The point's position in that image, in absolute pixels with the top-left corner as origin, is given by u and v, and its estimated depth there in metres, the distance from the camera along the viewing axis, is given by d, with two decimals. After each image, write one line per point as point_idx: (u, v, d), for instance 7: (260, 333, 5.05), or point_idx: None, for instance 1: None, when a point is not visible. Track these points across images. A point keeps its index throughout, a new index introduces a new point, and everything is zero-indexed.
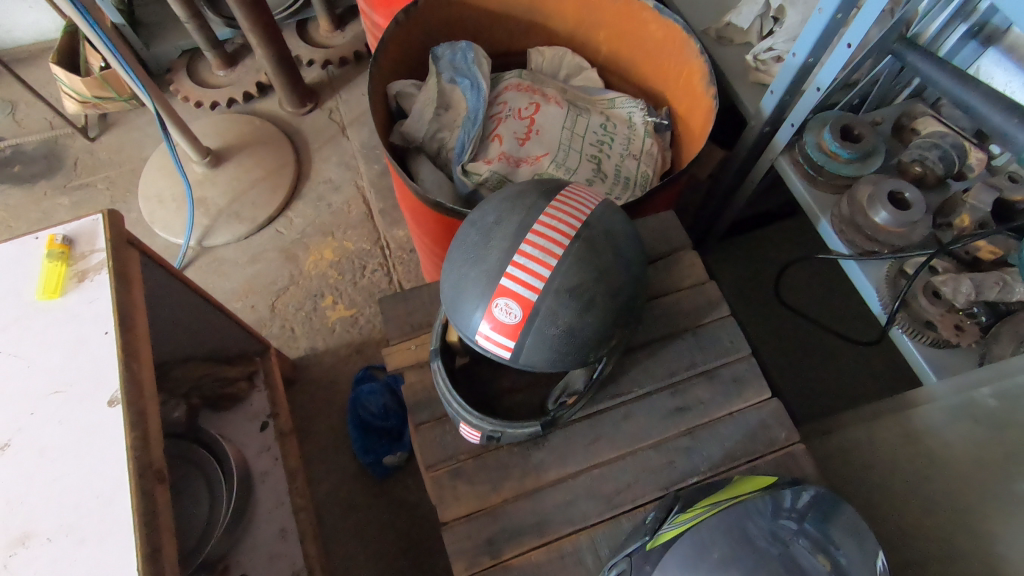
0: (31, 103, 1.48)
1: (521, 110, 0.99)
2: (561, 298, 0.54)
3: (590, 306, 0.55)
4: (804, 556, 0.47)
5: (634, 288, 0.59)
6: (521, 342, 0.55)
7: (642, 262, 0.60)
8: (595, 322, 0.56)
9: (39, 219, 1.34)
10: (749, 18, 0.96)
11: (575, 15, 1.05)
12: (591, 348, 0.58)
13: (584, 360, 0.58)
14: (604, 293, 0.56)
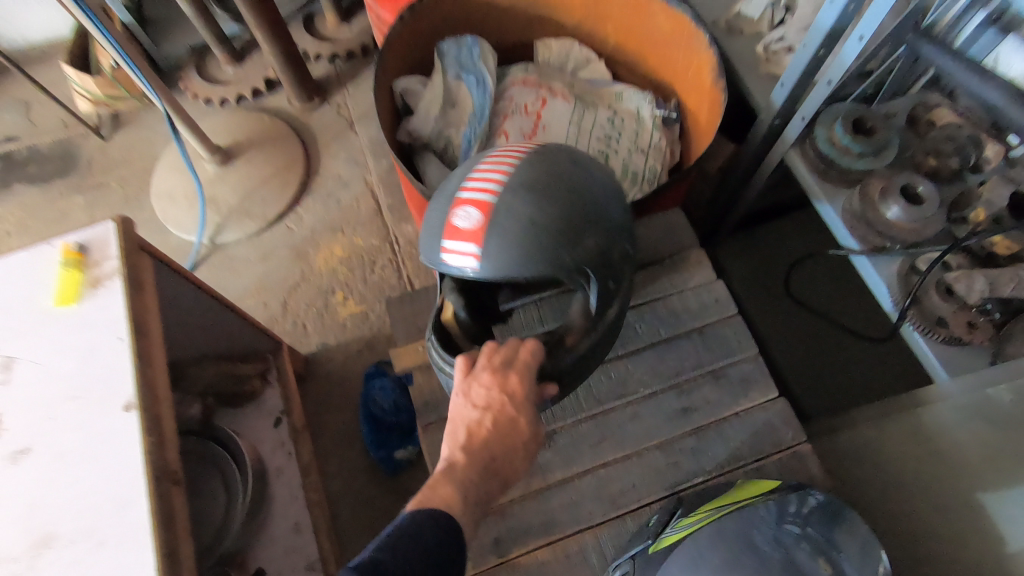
0: (45, 103, 1.50)
1: (527, 105, 1.00)
2: (517, 192, 0.59)
3: (551, 201, 0.59)
4: (805, 560, 0.50)
5: (601, 210, 0.62)
6: (490, 233, 0.57)
7: (616, 208, 0.64)
8: (558, 211, 0.59)
9: (56, 217, 1.37)
10: (760, 7, 0.94)
11: (581, 9, 1.04)
12: (565, 245, 0.58)
13: (564, 257, 0.58)
14: (566, 200, 0.60)
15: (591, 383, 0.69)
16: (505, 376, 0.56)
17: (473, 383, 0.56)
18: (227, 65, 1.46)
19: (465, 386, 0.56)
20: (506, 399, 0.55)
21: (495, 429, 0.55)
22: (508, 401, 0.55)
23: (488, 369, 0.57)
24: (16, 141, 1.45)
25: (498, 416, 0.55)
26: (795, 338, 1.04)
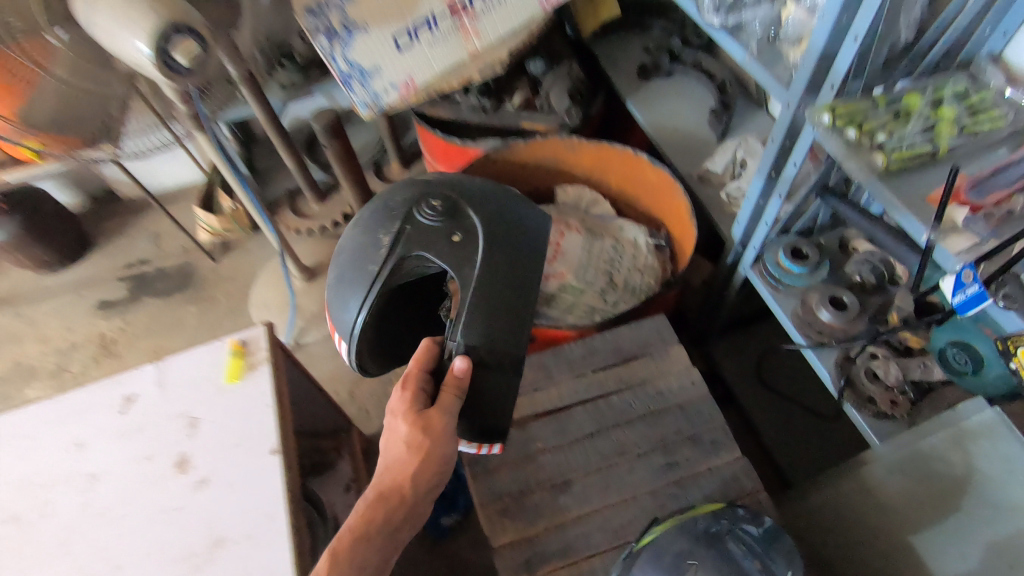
0: (171, 233, 1.91)
1: (548, 237, 1.29)
2: (336, 267, 0.95)
3: (348, 255, 0.93)
4: (732, 542, 0.71)
5: (393, 208, 0.92)
6: (337, 301, 0.92)
7: (399, 197, 0.93)
8: (352, 254, 0.92)
9: (173, 322, 1.70)
10: (722, 163, 1.28)
11: (589, 165, 1.37)
12: (367, 260, 0.89)
13: (376, 265, 0.88)
14: (361, 238, 0.93)
15: (596, 442, 0.92)
16: (399, 399, 0.78)
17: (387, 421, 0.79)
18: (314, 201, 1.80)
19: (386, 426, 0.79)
20: (390, 425, 0.76)
21: (390, 452, 0.76)
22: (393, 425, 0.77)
23: (393, 396, 0.79)
24: (147, 262, 1.83)
25: (387, 442, 0.76)
26: (778, 421, 1.24)
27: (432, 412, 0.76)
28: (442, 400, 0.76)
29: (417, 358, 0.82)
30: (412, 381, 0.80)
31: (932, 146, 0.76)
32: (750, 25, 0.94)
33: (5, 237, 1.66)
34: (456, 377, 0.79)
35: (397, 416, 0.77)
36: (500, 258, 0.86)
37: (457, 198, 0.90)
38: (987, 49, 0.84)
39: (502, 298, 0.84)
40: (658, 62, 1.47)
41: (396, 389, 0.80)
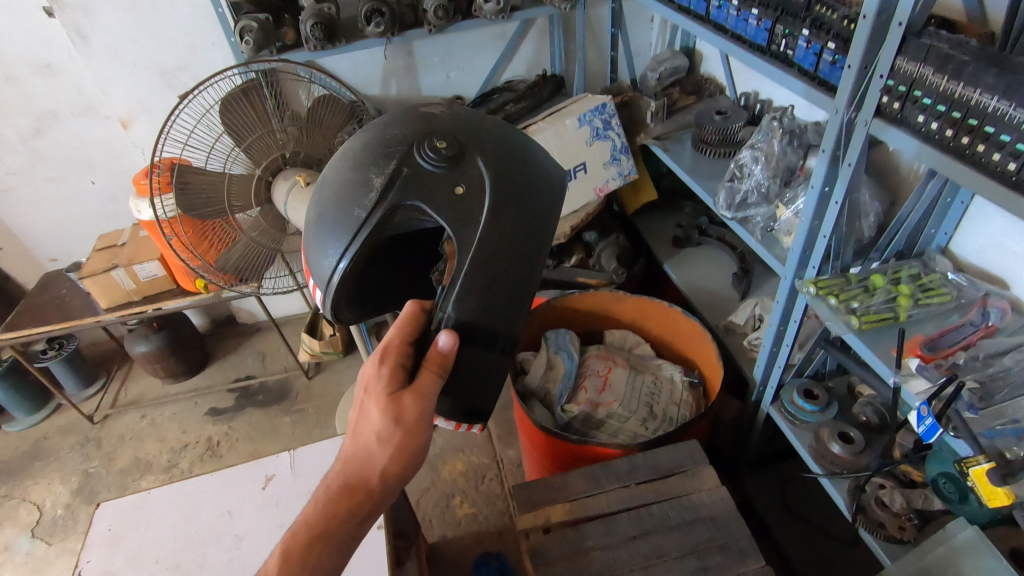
0: (275, 353, 2.27)
1: (599, 370, 1.56)
2: (317, 206, 0.80)
3: (334, 190, 0.79)
4: None
5: (384, 143, 0.77)
6: (317, 249, 0.79)
7: (400, 128, 0.78)
8: (337, 190, 0.78)
9: (270, 429, 1.98)
10: (743, 317, 1.56)
11: (633, 314, 1.67)
12: (355, 202, 0.75)
13: (365, 209, 0.74)
14: (351, 172, 0.78)
15: (638, 544, 1.09)
16: (380, 376, 0.75)
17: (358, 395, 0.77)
18: None
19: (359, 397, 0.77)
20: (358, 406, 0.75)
21: (358, 431, 0.74)
22: (362, 404, 0.75)
23: (371, 369, 0.76)
24: (253, 377, 2.17)
25: (355, 423, 0.75)
26: (809, 552, 1.38)
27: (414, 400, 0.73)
28: (420, 382, 0.74)
29: (399, 327, 0.78)
30: (392, 357, 0.76)
31: (895, 311, 1.02)
32: (754, 219, 1.29)
33: (151, 350, 2.05)
34: (441, 360, 0.75)
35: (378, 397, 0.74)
36: (500, 217, 0.75)
37: (465, 144, 0.77)
38: (935, 244, 1.15)
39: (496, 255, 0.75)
40: (689, 235, 1.84)
41: (375, 361, 0.76)
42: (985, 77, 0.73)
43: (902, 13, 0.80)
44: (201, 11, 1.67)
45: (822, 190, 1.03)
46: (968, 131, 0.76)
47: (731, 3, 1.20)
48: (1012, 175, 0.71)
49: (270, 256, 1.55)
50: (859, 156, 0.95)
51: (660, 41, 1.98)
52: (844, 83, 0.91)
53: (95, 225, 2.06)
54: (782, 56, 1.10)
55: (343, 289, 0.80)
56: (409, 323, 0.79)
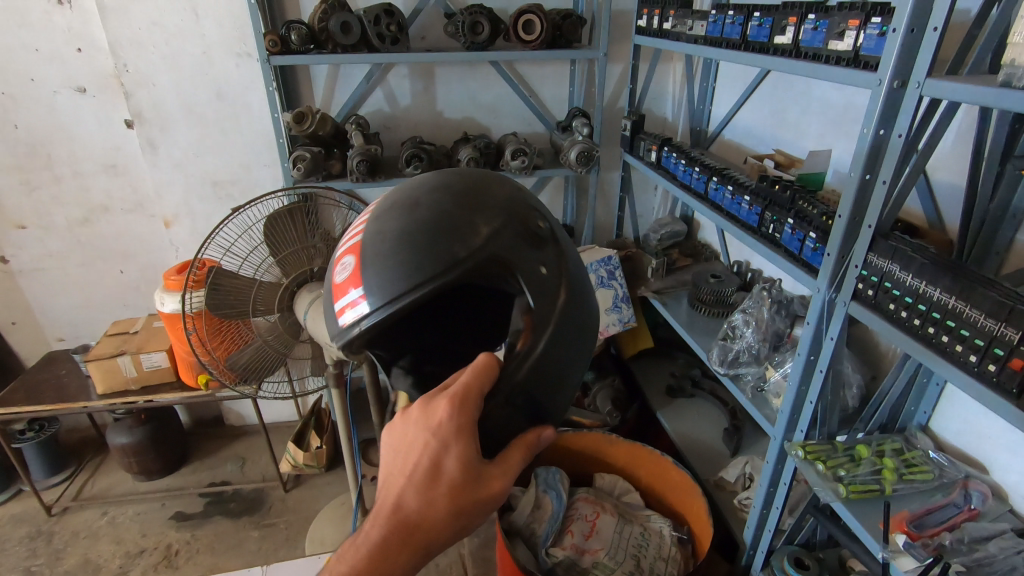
0: (256, 459, 2.21)
1: (586, 514, 1.53)
2: (379, 221, 0.51)
3: (419, 232, 0.49)
4: None
5: (478, 185, 0.53)
6: (357, 273, 0.49)
7: (500, 188, 0.54)
8: (419, 224, 0.49)
9: (235, 543, 1.87)
10: (734, 474, 1.56)
11: (624, 459, 1.68)
12: (447, 242, 0.48)
13: (442, 258, 0.48)
14: (431, 207, 0.50)
15: None
16: (430, 421, 0.51)
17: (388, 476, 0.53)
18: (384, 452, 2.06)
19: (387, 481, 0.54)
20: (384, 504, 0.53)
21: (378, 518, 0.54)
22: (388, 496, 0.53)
23: (406, 422, 0.52)
24: (229, 483, 2.09)
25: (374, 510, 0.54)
26: None
27: (497, 474, 0.52)
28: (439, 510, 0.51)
29: (473, 371, 0.51)
30: (471, 405, 0.50)
31: (880, 484, 1.06)
32: (745, 377, 1.36)
33: (131, 442, 2.00)
34: (536, 441, 0.55)
35: (429, 467, 0.51)
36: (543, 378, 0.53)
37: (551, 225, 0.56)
38: (916, 421, 1.21)
39: (540, 395, 0.54)
40: (683, 385, 1.90)
41: (444, 397, 0.50)
42: (941, 279, 0.85)
43: (872, 217, 0.95)
44: (262, 138, 1.90)
45: (808, 358, 1.11)
46: (932, 323, 0.86)
47: (726, 188, 1.39)
48: (974, 366, 0.80)
49: (277, 361, 1.59)
50: (841, 331, 1.04)
51: (663, 207, 2.21)
52: (824, 267, 1.04)
53: (111, 311, 2.14)
54: (770, 237, 1.26)
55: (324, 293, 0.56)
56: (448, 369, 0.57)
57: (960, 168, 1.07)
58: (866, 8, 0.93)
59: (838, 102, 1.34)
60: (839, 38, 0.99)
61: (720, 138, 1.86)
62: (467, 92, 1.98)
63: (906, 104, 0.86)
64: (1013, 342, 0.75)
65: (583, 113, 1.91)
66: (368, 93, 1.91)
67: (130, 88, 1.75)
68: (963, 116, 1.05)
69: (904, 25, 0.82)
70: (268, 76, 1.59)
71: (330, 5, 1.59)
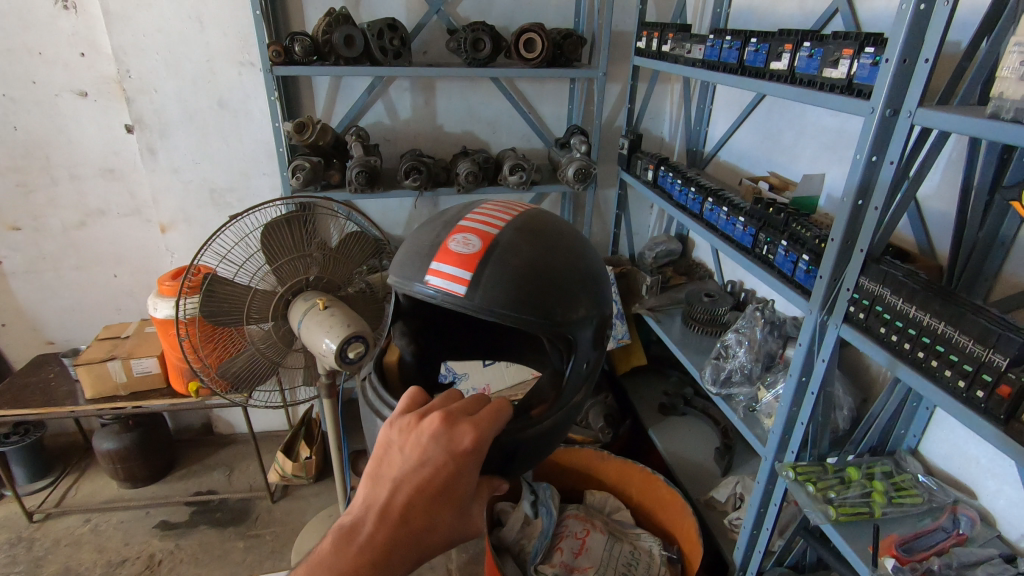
0: (244, 469, 2.18)
1: (576, 532, 1.53)
2: (519, 241, 0.67)
3: (540, 279, 0.65)
4: None
5: (595, 276, 0.71)
6: (484, 267, 0.64)
7: (603, 292, 0.73)
8: (548, 277, 0.65)
9: (219, 554, 1.84)
10: (724, 495, 1.56)
11: (614, 476, 1.67)
12: (561, 303, 0.66)
13: (554, 308, 0.65)
14: (564, 270, 0.68)
15: None
16: (453, 444, 0.58)
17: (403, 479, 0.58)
18: None
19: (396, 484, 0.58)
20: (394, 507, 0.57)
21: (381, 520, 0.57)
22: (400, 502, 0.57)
23: (426, 435, 0.58)
24: (215, 492, 2.07)
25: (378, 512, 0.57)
26: None
27: (480, 509, 0.61)
28: (450, 517, 0.58)
29: (494, 408, 0.61)
30: (486, 436, 0.59)
31: (869, 507, 1.06)
32: (737, 397, 1.37)
33: (117, 449, 1.98)
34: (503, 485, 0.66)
35: (443, 486, 0.57)
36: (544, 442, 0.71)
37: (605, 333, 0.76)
38: (906, 444, 1.21)
39: (523, 450, 0.68)
40: (675, 404, 1.90)
41: (470, 428, 0.59)
42: (931, 305, 0.87)
43: (863, 241, 0.96)
44: (262, 147, 1.91)
45: (799, 379, 1.12)
46: (922, 347, 0.87)
47: (721, 209, 1.41)
48: (962, 391, 0.81)
49: (269, 371, 1.58)
50: (832, 353, 1.05)
51: (658, 226, 2.23)
52: (816, 290, 1.05)
53: (103, 315, 2.12)
54: (764, 259, 1.27)
55: (428, 237, 0.71)
56: (453, 396, 0.64)
57: (950, 196, 1.09)
58: (860, 38, 0.96)
59: (831, 127, 1.36)
60: (833, 66, 1.01)
61: (715, 159, 1.89)
62: (467, 107, 2.00)
63: (897, 132, 0.88)
64: (1001, 368, 0.75)
65: (581, 130, 1.93)
66: (369, 105, 1.93)
67: (131, 94, 1.76)
68: (953, 145, 1.07)
69: (897, 56, 0.84)
70: (270, 85, 1.60)
71: (334, 18, 1.60)
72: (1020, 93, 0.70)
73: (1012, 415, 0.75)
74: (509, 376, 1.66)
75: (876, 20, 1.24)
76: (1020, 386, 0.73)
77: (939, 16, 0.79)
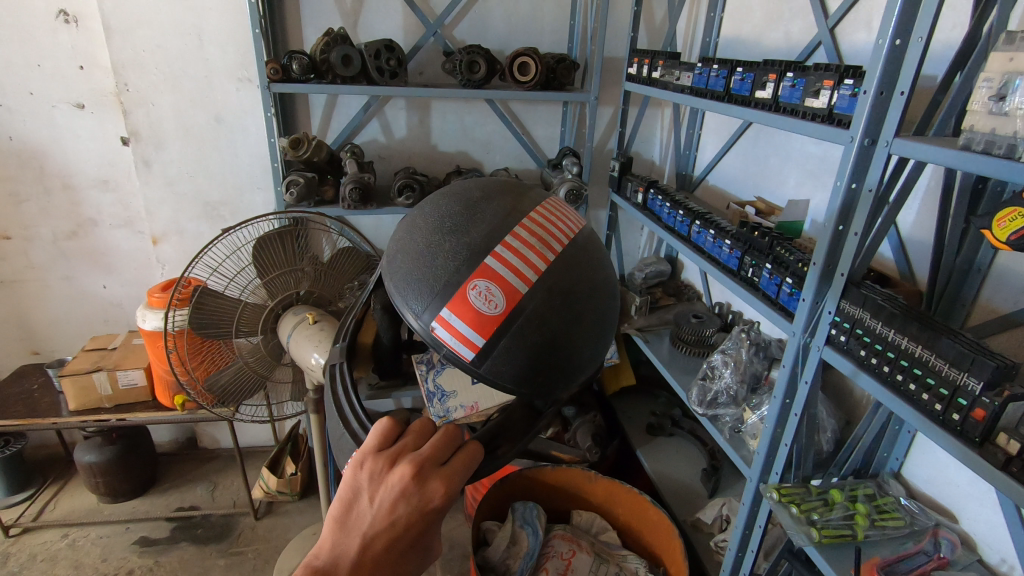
0: (227, 484, 2.15)
1: (562, 552, 1.53)
2: (537, 303, 0.59)
3: (555, 355, 0.60)
4: None
5: (601, 334, 0.66)
6: (495, 337, 0.58)
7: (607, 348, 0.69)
8: (558, 355, 0.61)
9: (199, 571, 1.81)
10: (711, 517, 1.56)
11: (602, 496, 1.65)
12: (561, 380, 0.63)
13: (553, 386, 0.62)
14: (575, 341, 0.62)
15: None
16: (424, 501, 0.59)
17: (375, 531, 0.58)
18: None
19: (368, 534, 0.58)
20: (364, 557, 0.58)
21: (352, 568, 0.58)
22: (372, 551, 0.58)
23: (399, 491, 0.58)
24: (197, 508, 2.03)
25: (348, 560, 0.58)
26: None
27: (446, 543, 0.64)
28: (417, 559, 0.61)
29: (466, 459, 0.61)
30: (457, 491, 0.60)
31: (852, 530, 1.07)
32: (723, 418, 1.38)
33: (99, 462, 1.95)
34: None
35: (415, 537, 0.59)
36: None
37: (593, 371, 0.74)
38: (888, 467, 1.22)
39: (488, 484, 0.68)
40: (662, 424, 1.91)
41: (442, 486, 0.59)
42: (909, 328, 0.89)
43: (844, 266, 0.99)
44: (257, 162, 1.93)
45: (783, 401, 1.13)
46: (900, 369, 0.89)
47: (708, 231, 1.43)
48: (938, 413, 0.83)
49: (257, 386, 1.57)
50: (815, 375, 1.07)
51: (648, 247, 2.26)
52: (799, 313, 1.07)
53: (91, 326, 2.11)
54: (749, 282, 1.29)
55: (444, 262, 0.60)
56: (426, 440, 0.62)
57: (928, 223, 1.12)
58: (840, 70, 0.99)
59: (815, 155, 1.40)
60: (814, 96, 1.05)
61: (704, 183, 1.92)
62: (461, 127, 2.04)
63: (876, 161, 0.91)
64: (975, 392, 0.77)
65: (573, 152, 1.97)
66: (364, 123, 1.96)
67: (128, 107, 1.77)
68: (930, 174, 1.11)
69: (874, 88, 0.87)
70: (267, 102, 1.62)
71: (332, 38, 1.64)
72: (990, 126, 0.73)
73: (986, 437, 0.76)
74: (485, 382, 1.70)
75: (857, 53, 1.28)
76: (994, 410, 0.75)
77: (913, 52, 0.83)
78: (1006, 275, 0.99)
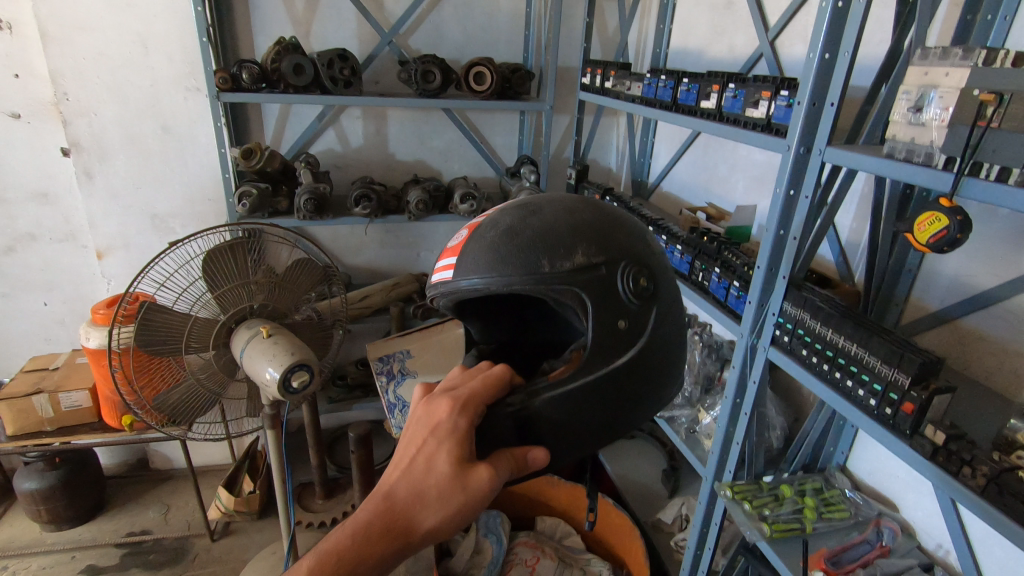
0: (181, 506, 2.07)
1: (526, 559, 1.53)
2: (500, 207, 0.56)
3: (522, 231, 0.52)
4: None
5: (608, 219, 0.55)
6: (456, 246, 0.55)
7: (632, 235, 0.55)
8: (531, 230, 0.52)
9: None
10: (670, 516, 1.59)
11: (565, 501, 1.67)
12: (549, 256, 0.50)
13: (540, 265, 0.50)
14: (553, 217, 0.53)
15: None
16: (432, 415, 0.54)
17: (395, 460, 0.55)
18: (320, 497, 1.93)
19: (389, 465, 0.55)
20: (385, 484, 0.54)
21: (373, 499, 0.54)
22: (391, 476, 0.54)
23: (413, 413, 0.56)
24: (148, 533, 1.95)
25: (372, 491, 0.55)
26: None
27: (481, 481, 0.52)
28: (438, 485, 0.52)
29: (482, 382, 0.54)
30: (472, 410, 0.53)
31: (801, 523, 1.11)
32: (679, 419, 1.41)
33: (40, 488, 1.85)
34: (523, 458, 0.53)
35: (426, 457, 0.53)
36: (587, 411, 0.52)
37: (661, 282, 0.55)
38: (835, 461, 1.27)
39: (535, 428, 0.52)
40: None
41: (446, 400, 0.53)
42: (844, 328, 0.93)
43: (786, 268, 1.02)
44: (208, 173, 1.88)
45: (734, 400, 1.16)
46: (838, 368, 0.94)
47: (661, 237, 1.47)
48: (873, 408, 0.87)
49: (208, 402, 1.53)
50: (762, 375, 1.10)
51: None
52: (746, 315, 1.10)
53: (30, 346, 2.01)
54: (699, 285, 1.33)
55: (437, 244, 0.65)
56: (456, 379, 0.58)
57: (862, 227, 1.18)
58: (777, 81, 1.03)
59: (760, 162, 1.45)
60: (754, 106, 1.09)
61: (659, 189, 1.97)
62: (419, 136, 2.03)
63: (811, 168, 0.95)
64: (904, 386, 0.82)
65: (530, 160, 1.98)
66: (319, 133, 1.93)
67: (68, 117, 1.70)
68: (864, 180, 1.16)
69: (807, 99, 0.92)
70: (215, 112, 1.58)
71: (283, 47, 1.61)
72: (910, 136, 0.78)
73: (915, 430, 0.81)
74: (440, 353, 1.66)
75: (794, 64, 1.34)
76: (921, 403, 0.79)
77: (841, 65, 0.87)
78: (934, 275, 1.05)
